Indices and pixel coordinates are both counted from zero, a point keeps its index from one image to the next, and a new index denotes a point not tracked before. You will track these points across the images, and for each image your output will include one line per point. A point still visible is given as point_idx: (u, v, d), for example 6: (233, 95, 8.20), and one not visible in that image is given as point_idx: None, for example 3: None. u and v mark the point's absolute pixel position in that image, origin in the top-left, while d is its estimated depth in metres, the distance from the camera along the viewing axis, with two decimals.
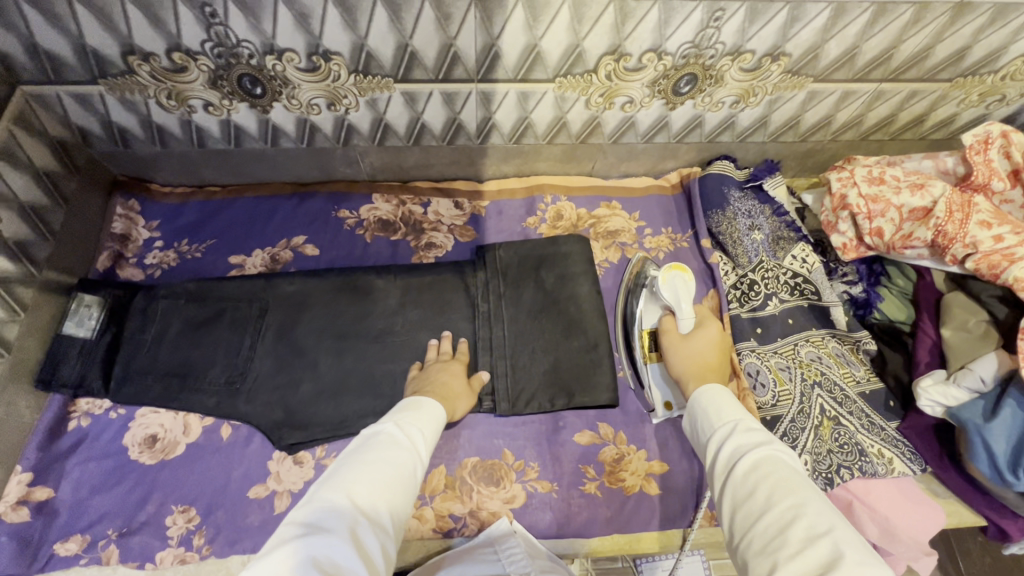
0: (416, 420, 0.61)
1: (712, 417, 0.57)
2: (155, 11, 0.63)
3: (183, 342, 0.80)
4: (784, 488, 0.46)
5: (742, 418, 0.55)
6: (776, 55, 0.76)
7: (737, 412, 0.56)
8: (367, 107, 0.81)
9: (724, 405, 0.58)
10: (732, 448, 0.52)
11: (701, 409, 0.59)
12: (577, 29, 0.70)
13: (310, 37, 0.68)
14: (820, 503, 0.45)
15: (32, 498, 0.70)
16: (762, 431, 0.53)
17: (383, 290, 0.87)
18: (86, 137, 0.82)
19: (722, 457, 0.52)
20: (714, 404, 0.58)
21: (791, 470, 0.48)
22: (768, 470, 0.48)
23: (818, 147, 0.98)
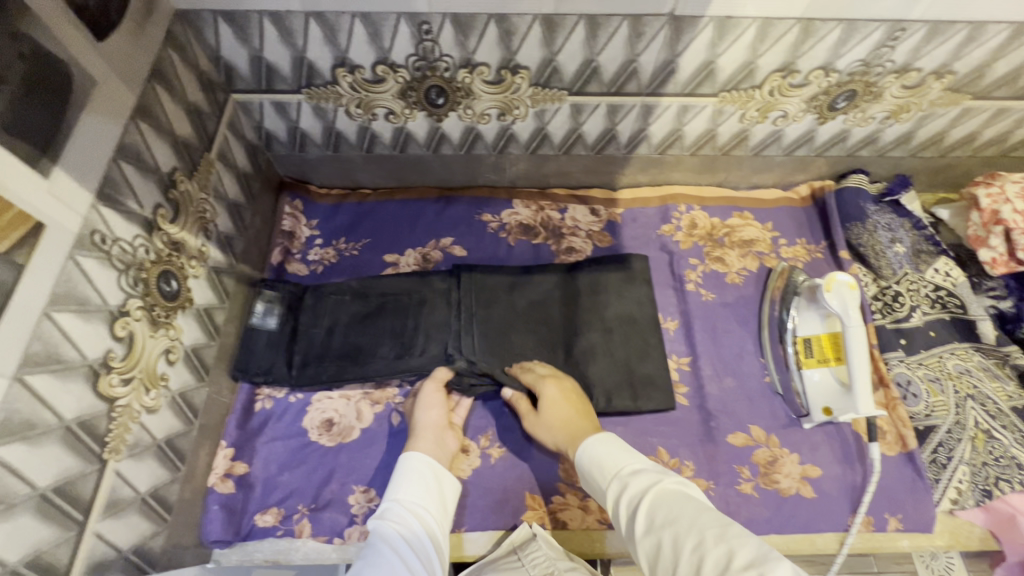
0: (402, 485, 0.68)
1: (602, 468, 0.63)
2: (378, 27, 0.69)
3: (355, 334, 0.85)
4: (672, 521, 0.52)
5: (622, 466, 0.61)
6: (941, 74, 0.78)
7: (626, 456, 0.63)
8: (534, 118, 0.85)
9: (615, 452, 0.64)
10: (628, 493, 0.58)
11: (595, 458, 0.64)
12: (757, 47, 0.73)
13: (507, 52, 0.73)
14: (692, 511, 0.52)
15: (235, 472, 0.76)
16: (643, 472, 0.60)
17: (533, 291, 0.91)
18: (270, 141, 0.89)
19: (622, 506, 0.58)
20: (603, 455, 0.64)
21: (681, 495, 0.55)
22: (664, 510, 0.53)
23: (956, 163, 0.99)
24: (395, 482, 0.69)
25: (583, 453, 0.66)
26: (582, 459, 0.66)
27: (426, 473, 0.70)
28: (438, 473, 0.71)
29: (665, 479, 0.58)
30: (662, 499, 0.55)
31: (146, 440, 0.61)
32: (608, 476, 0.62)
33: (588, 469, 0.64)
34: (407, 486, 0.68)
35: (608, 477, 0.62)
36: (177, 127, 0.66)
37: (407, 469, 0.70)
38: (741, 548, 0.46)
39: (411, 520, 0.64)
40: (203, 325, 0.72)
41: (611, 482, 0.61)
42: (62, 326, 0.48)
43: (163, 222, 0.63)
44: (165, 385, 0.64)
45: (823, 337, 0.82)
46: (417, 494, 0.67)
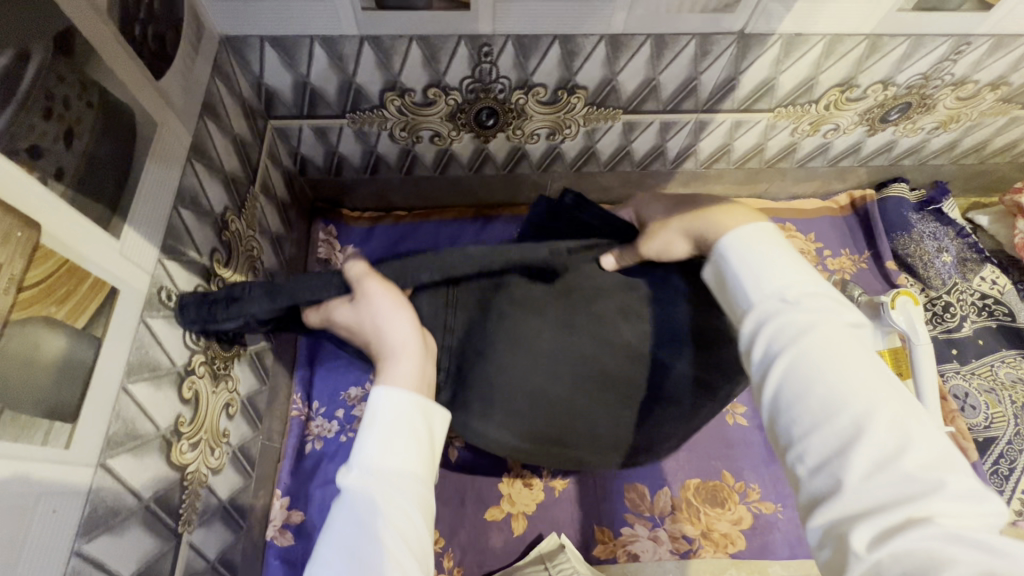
0: (387, 424, 0.43)
1: (752, 275, 0.39)
2: (436, 50, 0.65)
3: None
4: (846, 393, 0.33)
5: (789, 287, 0.38)
6: (997, 85, 0.78)
7: (790, 262, 0.39)
8: (584, 136, 0.82)
9: (786, 262, 0.39)
10: (781, 323, 0.36)
11: (748, 245, 0.40)
12: (822, 62, 0.71)
13: (566, 73, 0.70)
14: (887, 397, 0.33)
15: (292, 522, 0.72)
16: (817, 302, 0.37)
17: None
18: (304, 165, 0.84)
19: (762, 334, 0.37)
20: (759, 255, 0.39)
21: (858, 349, 0.34)
22: (834, 375, 0.33)
23: (994, 169, 0.99)
24: (373, 429, 0.43)
25: (733, 242, 0.41)
26: (725, 247, 0.42)
27: (408, 417, 0.44)
28: (425, 410, 0.46)
29: (836, 313, 0.36)
30: (819, 345, 0.34)
31: (213, 503, 0.57)
32: (754, 292, 0.38)
33: (728, 265, 0.41)
34: (389, 436, 0.43)
35: (758, 287, 0.38)
36: (226, 162, 0.62)
37: (388, 412, 0.43)
38: (926, 454, 0.30)
39: (407, 465, 0.42)
40: (255, 371, 0.68)
41: (754, 302, 0.38)
42: (139, 399, 0.44)
43: (219, 267, 0.59)
44: (227, 441, 0.60)
45: (883, 353, 0.82)
46: (410, 445, 0.43)
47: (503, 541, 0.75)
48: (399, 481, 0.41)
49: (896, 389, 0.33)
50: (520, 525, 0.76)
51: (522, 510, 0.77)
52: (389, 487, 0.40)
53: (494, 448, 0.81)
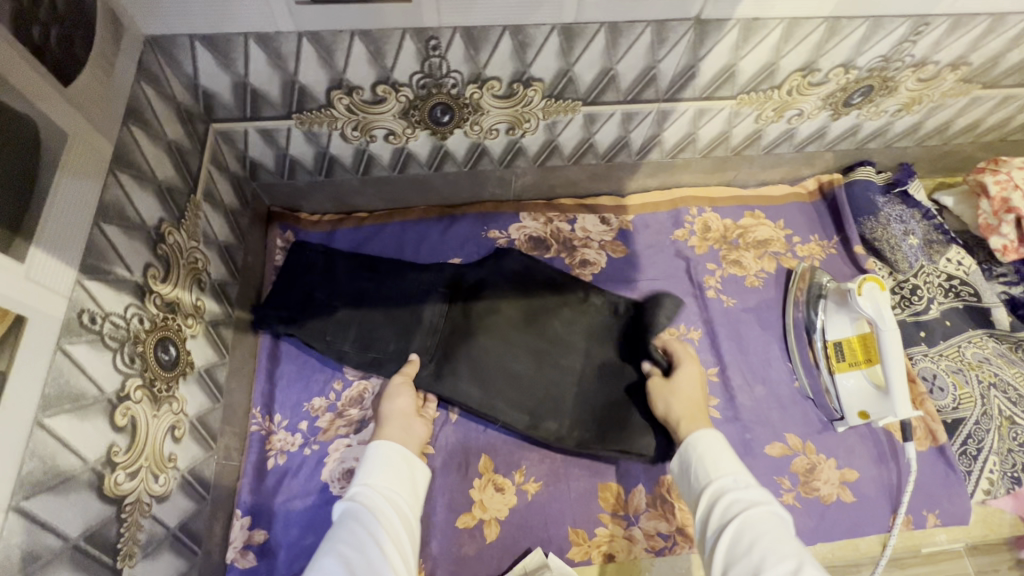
0: (376, 472, 0.60)
1: (709, 467, 0.58)
2: (380, 45, 0.62)
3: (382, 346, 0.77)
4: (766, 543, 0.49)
5: (734, 474, 0.57)
6: (957, 65, 0.77)
7: (736, 464, 0.58)
8: (545, 130, 0.80)
9: (724, 460, 0.59)
10: (727, 504, 0.54)
11: (696, 452, 0.60)
12: (781, 47, 0.70)
13: (520, 65, 0.67)
14: (776, 532, 0.50)
15: (254, 541, 0.69)
16: (754, 489, 0.55)
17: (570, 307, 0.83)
18: (255, 170, 0.80)
19: (715, 513, 0.54)
20: (711, 454, 0.59)
21: (783, 528, 0.51)
22: (753, 531, 0.50)
23: (958, 149, 0.99)
24: (366, 468, 0.61)
25: (696, 436, 0.62)
26: (689, 445, 0.62)
27: (398, 459, 0.62)
28: (410, 459, 0.64)
29: (771, 506, 0.53)
30: (761, 524, 0.51)
31: (160, 532, 0.54)
32: (710, 477, 0.57)
33: (695, 457, 0.60)
34: (381, 472, 0.60)
35: (714, 474, 0.58)
36: (160, 171, 0.58)
37: (382, 456, 0.62)
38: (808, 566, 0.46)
39: (385, 509, 0.56)
40: (206, 389, 0.65)
41: (709, 486, 0.57)
42: (59, 433, 0.41)
43: (155, 284, 0.55)
44: (174, 466, 0.57)
45: (852, 340, 0.81)
46: (390, 481, 0.59)
47: (475, 549, 0.73)
48: (377, 522, 0.54)
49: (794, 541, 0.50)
50: (493, 531, 0.74)
51: (495, 515, 0.75)
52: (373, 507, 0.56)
53: (463, 453, 0.78)
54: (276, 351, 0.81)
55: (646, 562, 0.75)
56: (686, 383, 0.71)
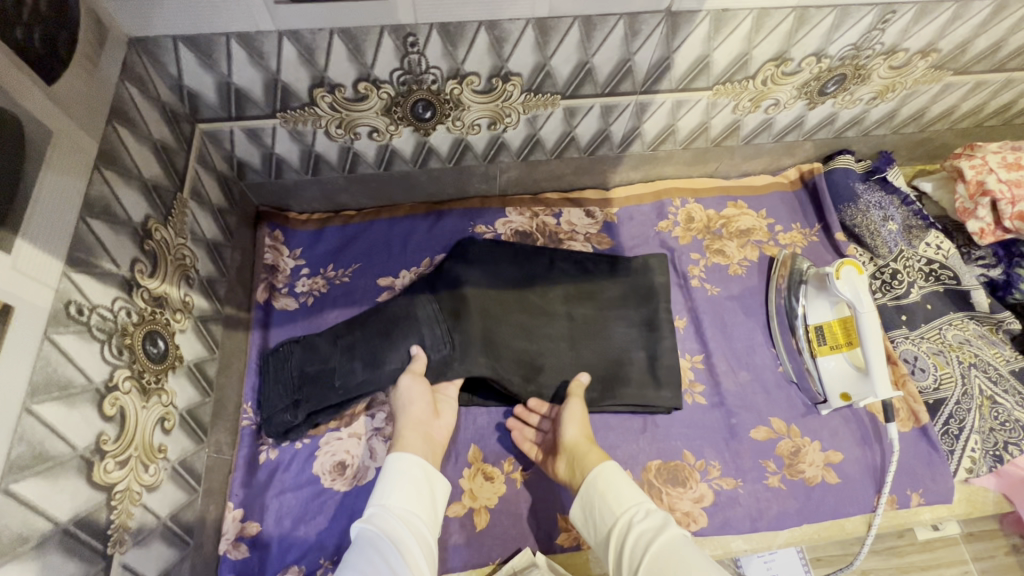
0: (396, 492, 0.63)
1: (611, 502, 0.63)
2: (359, 42, 0.64)
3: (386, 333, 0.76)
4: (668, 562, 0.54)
5: (635, 505, 0.62)
6: (927, 52, 0.79)
7: (636, 494, 0.63)
8: (526, 124, 0.81)
9: (621, 490, 0.64)
10: (633, 535, 0.59)
11: (598, 490, 0.65)
12: (753, 37, 0.71)
13: (498, 60, 0.69)
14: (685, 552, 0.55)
15: (247, 534, 0.70)
16: (657, 514, 0.61)
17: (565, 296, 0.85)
18: (242, 170, 0.82)
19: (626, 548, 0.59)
20: (611, 490, 0.64)
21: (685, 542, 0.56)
22: (657, 554, 0.55)
23: (935, 136, 1.01)
24: (383, 487, 0.64)
25: (596, 473, 0.66)
26: (590, 481, 0.66)
27: (420, 478, 0.65)
28: (429, 475, 0.67)
29: (673, 526, 0.58)
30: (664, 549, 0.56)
31: (151, 521, 0.55)
32: (618, 512, 0.62)
33: (599, 492, 0.64)
34: (398, 492, 0.63)
35: (620, 509, 0.62)
36: (145, 169, 0.60)
37: (398, 473, 0.65)
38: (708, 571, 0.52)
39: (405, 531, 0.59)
40: (196, 383, 0.66)
41: (616, 522, 0.62)
42: (46, 419, 0.42)
43: (142, 278, 0.57)
44: (164, 456, 0.58)
45: (833, 323, 0.83)
46: (410, 503, 0.63)
47: (465, 537, 0.74)
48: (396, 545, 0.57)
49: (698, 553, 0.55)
50: (482, 519, 0.75)
51: (484, 504, 0.76)
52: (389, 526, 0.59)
53: (453, 444, 0.79)
54: (266, 347, 0.82)
55: None
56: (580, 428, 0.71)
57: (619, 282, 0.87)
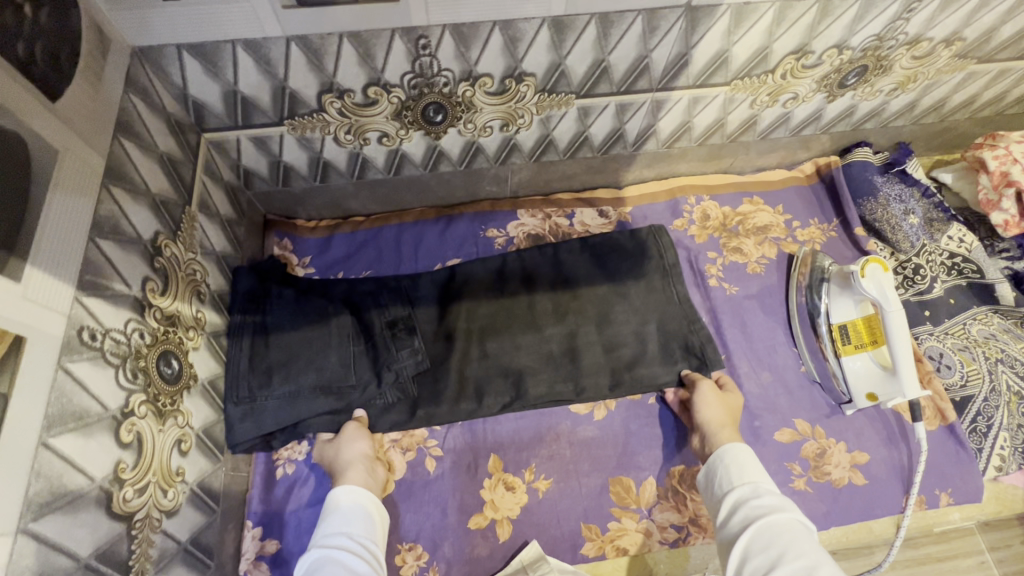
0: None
1: (741, 471, 0.64)
2: (369, 46, 0.61)
3: (310, 335, 0.73)
4: (780, 539, 0.54)
5: (760, 481, 0.62)
6: (951, 41, 0.76)
7: (762, 474, 0.63)
8: (539, 125, 0.79)
9: (750, 466, 0.64)
10: (748, 505, 0.59)
11: (725, 460, 0.66)
12: (774, 31, 0.69)
13: (512, 60, 0.67)
14: (804, 545, 0.53)
15: (267, 552, 0.70)
16: (778, 496, 0.60)
17: (532, 295, 0.85)
18: (249, 178, 0.80)
19: (738, 516, 0.59)
20: (738, 464, 0.65)
21: (804, 533, 0.55)
22: (778, 534, 0.54)
23: (954, 126, 0.99)
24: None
25: (725, 447, 0.67)
26: (719, 455, 0.67)
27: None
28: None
29: (795, 511, 0.57)
30: (786, 527, 0.55)
31: (172, 547, 0.54)
32: (743, 480, 0.63)
33: (726, 462, 0.66)
34: (357, 522, 0.63)
35: (743, 481, 0.63)
36: (153, 183, 0.58)
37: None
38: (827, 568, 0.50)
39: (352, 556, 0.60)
40: (211, 401, 0.64)
41: (733, 491, 0.62)
42: (64, 452, 0.41)
43: (154, 297, 0.55)
44: (183, 479, 0.56)
45: (854, 321, 0.80)
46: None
47: (489, 549, 0.73)
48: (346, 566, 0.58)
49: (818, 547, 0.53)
50: (505, 531, 0.74)
51: (507, 515, 0.75)
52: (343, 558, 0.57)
53: (472, 455, 0.78)
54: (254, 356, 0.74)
55: (663, 552, 0.74)
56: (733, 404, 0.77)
57: (642, 281, 0.86)
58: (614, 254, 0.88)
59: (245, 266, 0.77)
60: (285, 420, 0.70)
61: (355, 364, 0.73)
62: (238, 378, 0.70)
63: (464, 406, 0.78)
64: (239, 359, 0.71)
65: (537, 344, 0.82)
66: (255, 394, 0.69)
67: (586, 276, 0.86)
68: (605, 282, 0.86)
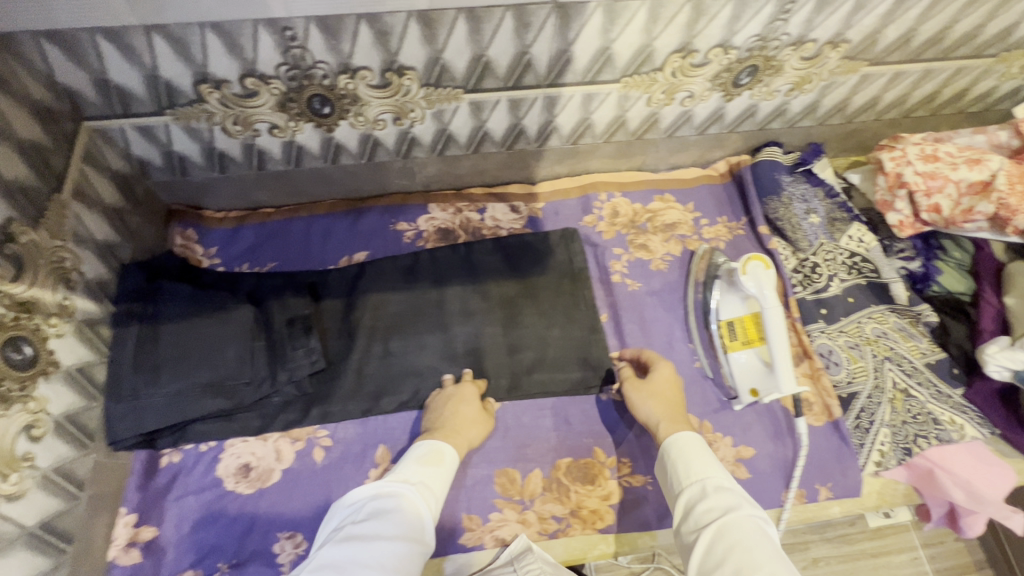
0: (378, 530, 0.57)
1: (687, 468, 0.63)
2: (235, 37, 0.62)
3: (206, 332, 0.73)
4: (736, 544, 0.53)
5: (708, 477, 0.61)
6: (837, 43, 0.78)
7: (708, 468, 0.63)
8: (432, 119, 0.80)
9: (699, 460, 0.64)
10: (701, 506, 0.59)
11: (671, 457, 0.65)
12: (651, 29, 0.70)
13: (387, 54, 0.67)
14: (757, 546, 0.53)
15: (140, 539, 0.70)
16: (731, 492, 0.59)
17: (440, 292, 0.88)
18: (144, 168, 0.80)
19: (691, 519, 0.59)
20: (688, 459, 0.64)
21: (759, 532, 0.55)
22: (733, 539, 0.54)
23: (862, 127, 1.00)
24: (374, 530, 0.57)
25: (670, 442, 0.67)
26: (665, 450, 0.67)
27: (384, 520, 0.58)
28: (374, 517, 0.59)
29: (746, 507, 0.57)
30: (737, 527, 0.55)
31: (11, 529, 0.55)
32: (689, 478, 0.62)
33: (672, 458, 0.65)
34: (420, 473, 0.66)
35: (690, 479, 0.62)
36: (8, 170, 0.58)
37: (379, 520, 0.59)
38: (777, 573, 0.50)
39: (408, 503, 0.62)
40: (80, 389, 0.65)
41: (684, 492, 0.62)
42: None
43: (2, 283, 0.55)
44: (30, 464, 0.58)
45: (742, 318, 0.82)
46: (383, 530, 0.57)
47: None
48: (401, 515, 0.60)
49: (772, 547, 0.53)
50: None
51: None
52: (418, 512, 0.61)
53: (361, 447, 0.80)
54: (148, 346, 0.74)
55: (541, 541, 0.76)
56: (660, 384, 0.78)
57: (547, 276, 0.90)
58: (523, 255, 0.92)
59: (136, 264, 0.77)
60: (170, 417, 0.71)
61: (253, 360, 0.74)
62: (121, 376, 0.70)
63: (355, 405, 0.81)
64: (122, 357, 0.71)
65: (442, 344, 0.85)
66: (139, 391, 0.70)
67: (493, 275, 0.90)
68: (514, 281, 0.90)
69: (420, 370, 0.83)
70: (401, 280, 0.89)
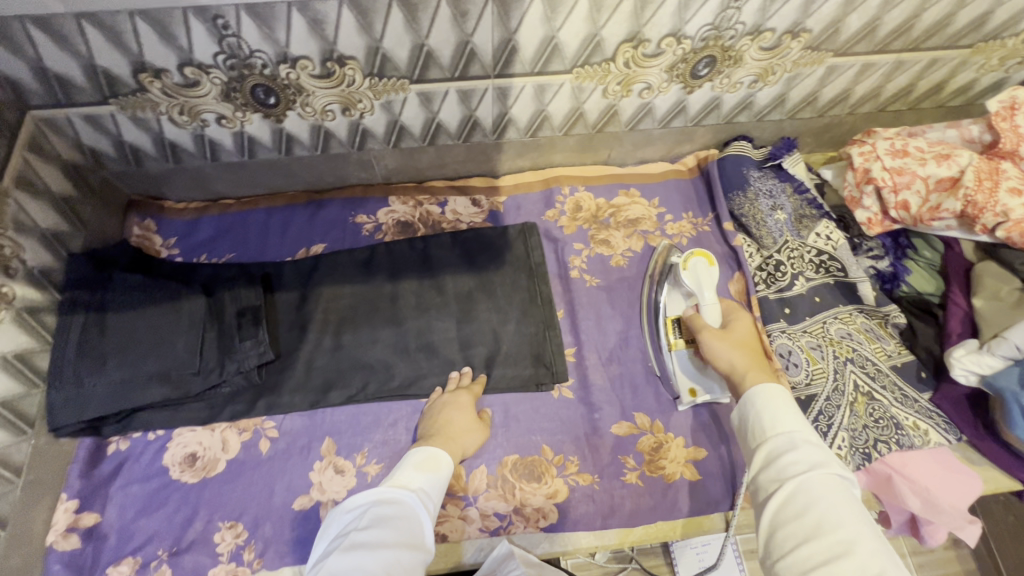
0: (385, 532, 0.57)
1: (772, 419, 0.56)
2: (166, 25, 0.62)
3: (159, 322, 0.73)
4: (819, 508, 0.48)
5: (800, 429, 0.55)
6: (796, 32, 0.75)
7: (797, 421, 0.56)
8: (382, 110, 0.79)
9: (789, 412, 0.56)
10: (785, 461, 0.52)
11: (755, 406, 0.58)
12: (596, 17, 0.68)
13: (325, 43, 0.67)
14: (847, 514, 0.47)
15: (81, 525, 0.71)
16: (820, 447, 0.53)
17: (393, 286, 0.87)
18: (98, 158, 0.81)
19: (770, 473, 0.53)
20: (774, 409, 0.57)
21: (845, 495, 0.49)
22: (810, 500, 0.48)
23: (836, 121, 0.97)
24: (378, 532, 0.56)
25: (756, 389, 0.59)
26: (751, 397, 0.59)
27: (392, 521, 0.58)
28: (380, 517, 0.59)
29: (833, 465, 0.51)
30: (819, 490, 0.49)
31: None
32: (773, 431, 0.55)
33: (756, 408, 0.58)
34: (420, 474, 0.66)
35: (775, 431, 0.55)
36: None
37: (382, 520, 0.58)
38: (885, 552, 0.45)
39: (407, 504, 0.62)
40: (14, 373, 0.68)
41: (765, 443, 0.55)
42: None
43: None
44: None
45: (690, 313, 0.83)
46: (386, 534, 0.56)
47: (309, 531, 0.73)
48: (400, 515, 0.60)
49: (859, 514, 0.48)
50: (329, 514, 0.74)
51: (332, 497, 0.75)
52: (423, 517, 0.61)
53: (306, 440, 0.79)
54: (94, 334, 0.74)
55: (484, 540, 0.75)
56: (740, 332, 0.72)
57: (503, 271, 0.89)
58: (480, 250, 0.90)
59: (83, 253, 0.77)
60: (110, 406, 0.71)
61: (201, 350, 0.74)
62: (63, 363, 0.70)
63: (302, 398, 0.80)
64: (66, 345, 0.71)
65: (393, 338, 0.84)
66: (81, 378, 0.70)
67: (449, 270, 0.89)
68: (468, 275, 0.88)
69: (369, 363, 0.82)
70: (356, 272, 0.88)
